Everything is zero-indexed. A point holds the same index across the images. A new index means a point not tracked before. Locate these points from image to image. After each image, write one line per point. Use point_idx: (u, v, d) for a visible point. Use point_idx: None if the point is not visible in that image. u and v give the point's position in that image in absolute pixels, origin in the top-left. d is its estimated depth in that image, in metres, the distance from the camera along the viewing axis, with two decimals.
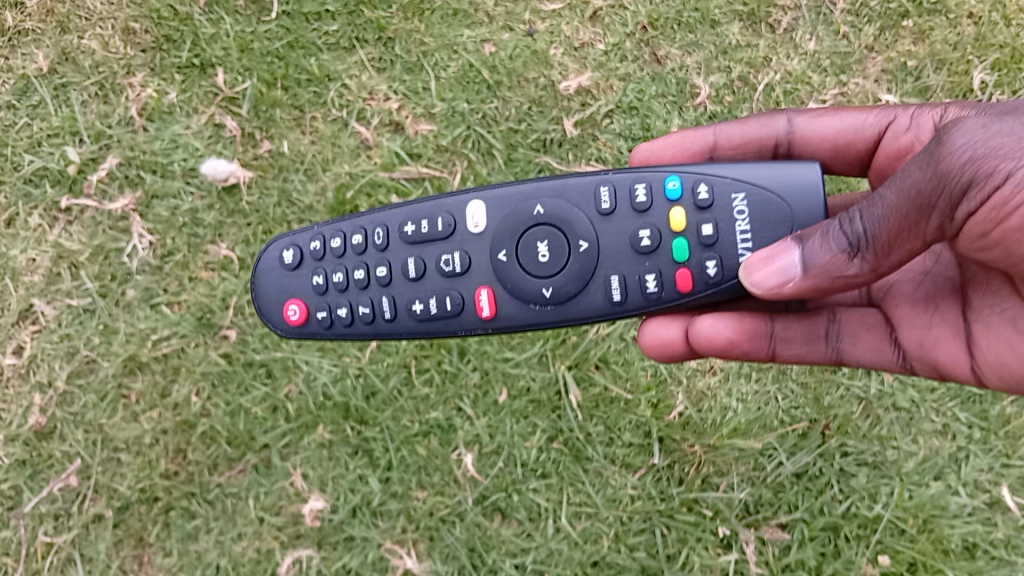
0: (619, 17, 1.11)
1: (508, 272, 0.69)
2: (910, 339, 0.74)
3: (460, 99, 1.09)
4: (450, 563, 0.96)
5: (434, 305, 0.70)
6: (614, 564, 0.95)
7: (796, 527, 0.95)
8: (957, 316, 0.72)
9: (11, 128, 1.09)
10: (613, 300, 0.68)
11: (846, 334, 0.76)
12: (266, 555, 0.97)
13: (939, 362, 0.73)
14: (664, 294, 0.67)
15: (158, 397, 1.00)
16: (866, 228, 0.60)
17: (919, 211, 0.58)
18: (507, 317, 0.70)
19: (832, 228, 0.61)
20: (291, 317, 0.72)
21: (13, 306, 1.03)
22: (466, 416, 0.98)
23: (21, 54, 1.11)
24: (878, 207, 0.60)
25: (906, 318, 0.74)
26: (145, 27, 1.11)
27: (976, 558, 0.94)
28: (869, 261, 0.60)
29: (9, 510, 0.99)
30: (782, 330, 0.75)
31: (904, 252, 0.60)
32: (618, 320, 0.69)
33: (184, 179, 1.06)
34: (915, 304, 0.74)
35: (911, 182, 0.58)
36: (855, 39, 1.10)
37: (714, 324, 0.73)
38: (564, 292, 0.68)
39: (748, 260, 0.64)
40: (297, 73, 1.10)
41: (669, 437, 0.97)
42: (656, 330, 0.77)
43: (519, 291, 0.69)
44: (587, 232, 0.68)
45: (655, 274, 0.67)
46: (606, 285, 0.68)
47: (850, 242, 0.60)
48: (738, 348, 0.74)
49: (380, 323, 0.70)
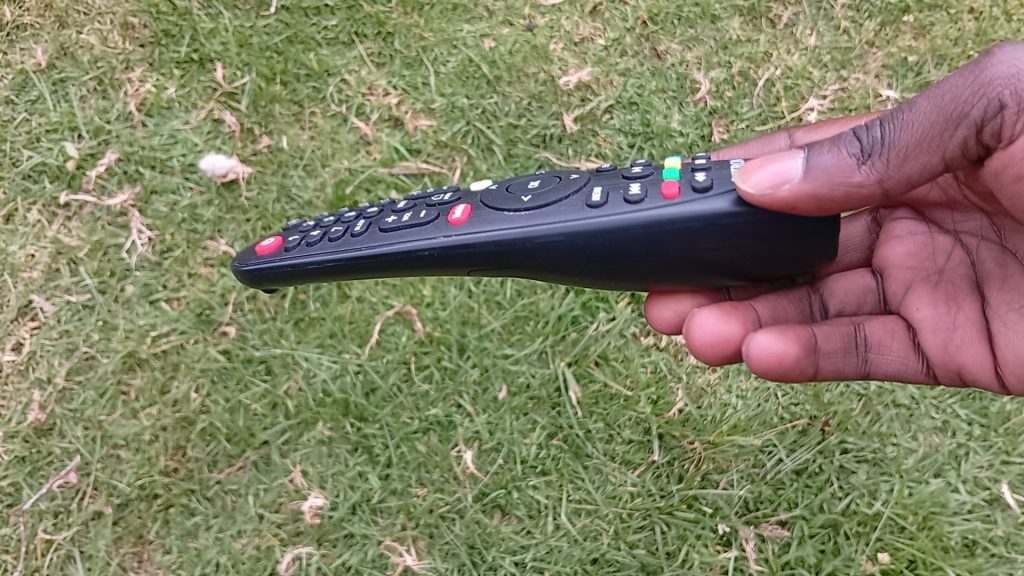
0: (619, 12, 1.11)
1: (491, 195, 0.62)
2: (933, 343, 0.69)
3: (459, 94, 1.08)
4: (451, 561, 0.94)
5: (405, 217, 0.62)
6: (614, 562, 0.93)
7: (796, 525, 0.94)
8: (978, 316, 0.68)
9: (10, 123, 1.10)
10: (593, 203, 0.57)
11: (872, 343, 0.70)
12: (266, 552, 0.95)
13: (965, 365, 0.69)
14: (648, 199, 0.56)
15: (157, 394, 0.99)
16: (882, 132, 0.57)
17: (946, 121, 0.56)
18: (476, 224, 0.59)
19: (846, 136, 0.59)
20: (264, 245, 0.67)
21: (13, 302, 1.03)
22: (466, 412, 0.98)
23: (18, 49, 1.12)
24: (905, 115, 0.57)
25: (931, 319, 0.69)
26: (143, 21, 1.13)
27: (976, 555, 0.92)
28: (877, 168, 0.57)
29: (9, 507, 0.97)
30: (823, 342, 0.68)
31: (917, 169, 0.57)
32: (598, 227, 0.57)
33: (183, 174, 1.07)
34: (937, 304, 0.69)
35: (949, 90, 0.56)
36: (855, 34, 1.10)
37: (776, 342, 0.65)
38: (543, 200, 0.59)
39: (740, 171, 0.56)
40: (297, 68, 1.10)
41: (669, 434, 0.97)
42: (708, 327, 0.68)
43: (496, 205, 0.60)
44: (582, 172, 0.63)
45: (642, 184, 0.58)
46: (589, 193, 0.59)
47: (862, 147, 0.57)
48: (796, 368, 0.66)
49: (345, 239, 0.63)
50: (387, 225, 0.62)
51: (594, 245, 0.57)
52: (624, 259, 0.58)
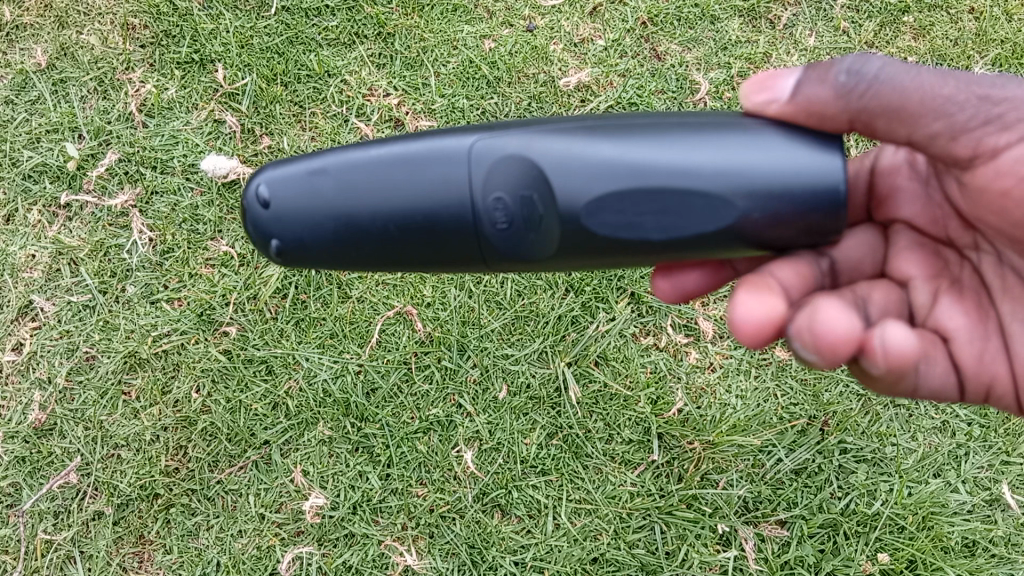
0: (619, 12, 1.11)
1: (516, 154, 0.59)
2: (969, 357, 0.63)
3: (460, 95, 1.09)
4: (451, 560, 0.95)
5: None
6: (613, 561, 0.94)
7: (796, 524, 0.95)
8: (999, 328, 0.64)
9: (10, 123, 1.10)
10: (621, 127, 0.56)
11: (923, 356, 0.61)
12: (267, 552, 0.95)
13: (996, 379, 0.64)
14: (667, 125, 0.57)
15: (158, 394, 1.00)
16: (872, 73, 0.55)
17: (929, 104, 0.55)
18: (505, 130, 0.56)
19: (838, 64, 0.56)
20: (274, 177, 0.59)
21: (13, 302, 1.03)
22: (466, 412, 0.98)
23: (18, 49, 1.13)
24: (897, 75, 0.56)
25: (964, 332, 0.63)
26: (144, 22, 1.13)
27: (976, 555, 0.93)
28: (850, 107, 0.56)
29: (9, 508, 0.97)
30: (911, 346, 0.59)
31: (886, 128, 0.57)
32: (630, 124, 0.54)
33: (184, 175, 1.07)
34: (966, 315, 0.64)
35: (943, 83, 0.56)
36: (854, 35, 1.11)
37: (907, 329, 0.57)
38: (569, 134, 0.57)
39: (742, 87, 0.59)
40: (297, 69, 1.11)
41: (669, 433, 0.97)
42: (839, 321, 0.56)
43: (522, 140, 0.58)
44: None
45: None
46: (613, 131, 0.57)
47: (848, 78, 0.55)
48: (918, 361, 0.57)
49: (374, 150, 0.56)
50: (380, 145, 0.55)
51: (600, 133, 0.53)
52: (635, 144, 0.52)
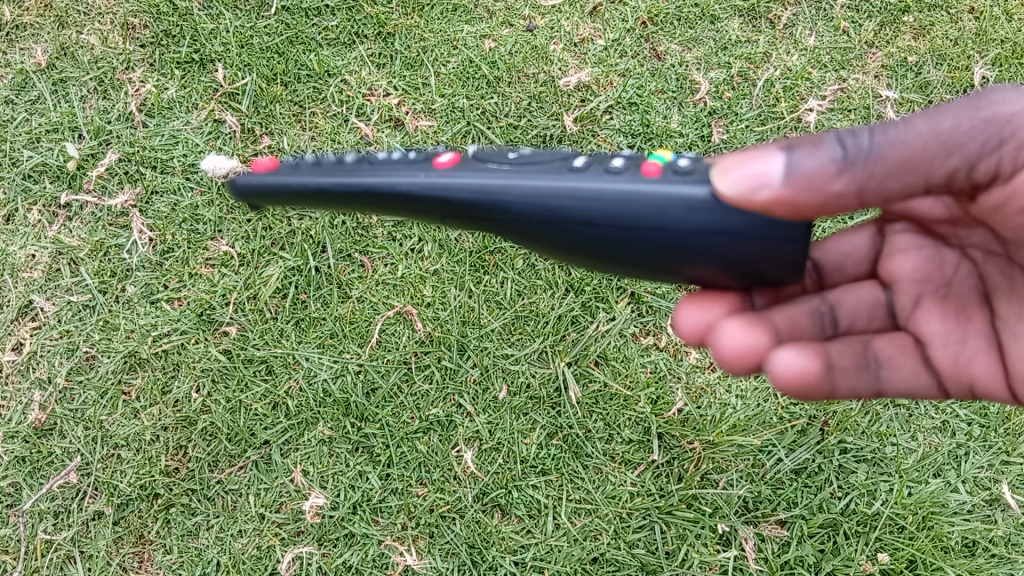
0: (619, 12, 1.11)
1: (484, 151, 0.58)
2: (943, 357, 0.67)
3: (459, 95, 1.08)
4: (451, 560, 0.95)
5: (397, 155, 0.59)
6: (613, 561, 0.94)
7: (796, 524, 0.95)
8: (988, 328, 0.67)
9: (10, 123, 1.10)
10: (573, 166, 0.53)
11: (882, 361, 0.68)
12: (267, 551, 0.95)
13: (976, 378, 0.67)
14: (625, 171, 0.52)
15: (158, 394, 1.00)
16: (870, 141, 0.53)
17: (939, 146, 0.54)
18: (453, 171, 0.55)
19: (829, 138, 0.54)
20: (263, 164, 0.64)
21: (13, 302, 1.03)
22: (466, 412, 0.98)
23: (18, 49, 1.13)
24: (894, 129, 0.54)
25: (939, 335, 0.67)
26: (144, 22, 1.13)
27: (976, 555, 0.93)
28: (857, 176, 0.53)
29: (9, 508, 0.97)
30: (837, 360, 0.66)
31: (902, 186, 0.54)
32: (573, 186, 0.52)
33: (183, 175, 1.07)
34: (944, 319, 0.67)
35: (947, 119, 0.54)
36: (855, 34, 1.10)
37: (801, 360, 0.64)
38: (525, 159, 0.55)
39: (720, 164, 0.52)
40: (297, 69, 1.11)
41: (669, 433, 0.97)
42: (738, 342, 0.65)
43: (481, 157, 0.56)
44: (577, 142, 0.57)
45: (621, 158, 0.53)
46: (569, 159, 0.54)
47: (846, 150, 0.53)
48: (822, 377, 0.65)
49: (331, 166, 0.59)
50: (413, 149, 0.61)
51: (539, 192, 0.52)
52: (570, 216, 0.52)
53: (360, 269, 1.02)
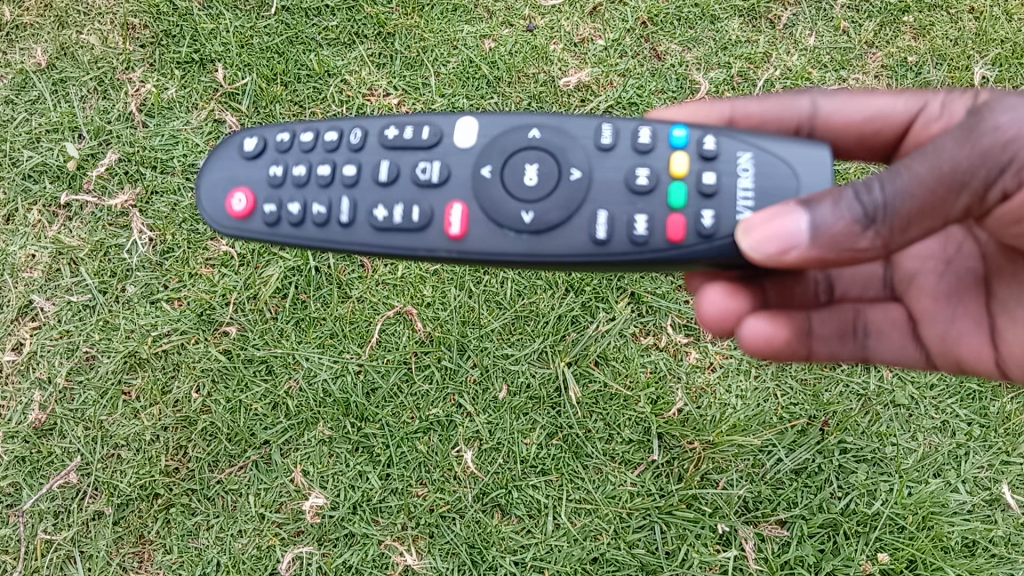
0: (619, 12, 1.11)
1: (489, 189, 0.61)
2: (932, 335, 0.70)
3: (459, 95, 1.09)
4: (451, 560, 0.95)
5: (400, 213, 0.61)
6: (613, 561, 0.94)
7: (796, 524, 0.95)
8: (982, 310, 0.69)
9: (10, 123, 1.10)
10: (596, 240, 0.59)
11: (872, 330, 0.72)
12: (267, 552, 0.96)
13: (963, 358, 0.70)
14: (652, 241, 0.59)
15: (158, 394, 1.00)
16: (884, 196, 0.52)
17: (949, 189, 0.53)
18: (478, 240, 0.61)
19: (845, 195, 0.53)
20: (235, 206, 0.63)
21: (13, 302, 1.03)
22: (466, 411, 0.98)
23: (18, 49, 1.13)
24: (900, 179, 0.53)
25: (931, 312, 0.70)
26: (144, 22, 1.13)
27: (976, 555, 0.94)
28: (883, 234, 0.53)
29: (10, 507, 0.98)
30: (819, 327, 0.71)
31: (924, 228, 0.54)
32: (599, 264, 0.60)
33: (184, 175, 1.07)
34: (938, 296, 0.70)
35: (946, 157, 0.53)
36: (855, 34, 1.10)
37: (766, 328, 0.69)
38: (545, 219, 0.60)
39: (749, 224, 0.56)
40: (297, 69, 1.11)
41: (669, 433, 0.97)
42: (717, 305, 0.70)
43: (496, 212, 0.60)
44: (580, 161, 0.61)
45: (646, 217, 0.59)
46: (592, 220, 0.60)
47: (866, 210, 0.53)
48: (787, 347, 0.70)
49: (335, 228, 0.61)
50: (408, 173, 0.62)
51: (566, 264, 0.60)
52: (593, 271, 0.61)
53: (360, 269, 1.02)
